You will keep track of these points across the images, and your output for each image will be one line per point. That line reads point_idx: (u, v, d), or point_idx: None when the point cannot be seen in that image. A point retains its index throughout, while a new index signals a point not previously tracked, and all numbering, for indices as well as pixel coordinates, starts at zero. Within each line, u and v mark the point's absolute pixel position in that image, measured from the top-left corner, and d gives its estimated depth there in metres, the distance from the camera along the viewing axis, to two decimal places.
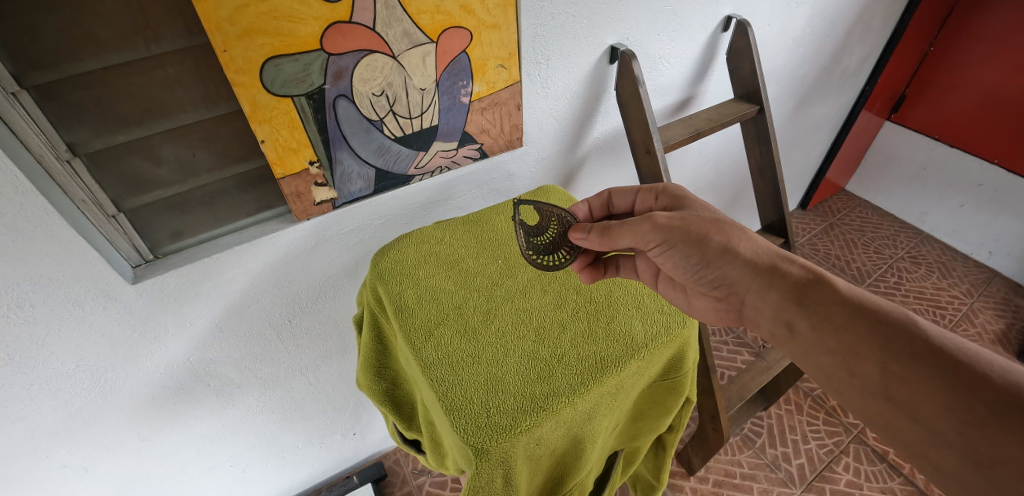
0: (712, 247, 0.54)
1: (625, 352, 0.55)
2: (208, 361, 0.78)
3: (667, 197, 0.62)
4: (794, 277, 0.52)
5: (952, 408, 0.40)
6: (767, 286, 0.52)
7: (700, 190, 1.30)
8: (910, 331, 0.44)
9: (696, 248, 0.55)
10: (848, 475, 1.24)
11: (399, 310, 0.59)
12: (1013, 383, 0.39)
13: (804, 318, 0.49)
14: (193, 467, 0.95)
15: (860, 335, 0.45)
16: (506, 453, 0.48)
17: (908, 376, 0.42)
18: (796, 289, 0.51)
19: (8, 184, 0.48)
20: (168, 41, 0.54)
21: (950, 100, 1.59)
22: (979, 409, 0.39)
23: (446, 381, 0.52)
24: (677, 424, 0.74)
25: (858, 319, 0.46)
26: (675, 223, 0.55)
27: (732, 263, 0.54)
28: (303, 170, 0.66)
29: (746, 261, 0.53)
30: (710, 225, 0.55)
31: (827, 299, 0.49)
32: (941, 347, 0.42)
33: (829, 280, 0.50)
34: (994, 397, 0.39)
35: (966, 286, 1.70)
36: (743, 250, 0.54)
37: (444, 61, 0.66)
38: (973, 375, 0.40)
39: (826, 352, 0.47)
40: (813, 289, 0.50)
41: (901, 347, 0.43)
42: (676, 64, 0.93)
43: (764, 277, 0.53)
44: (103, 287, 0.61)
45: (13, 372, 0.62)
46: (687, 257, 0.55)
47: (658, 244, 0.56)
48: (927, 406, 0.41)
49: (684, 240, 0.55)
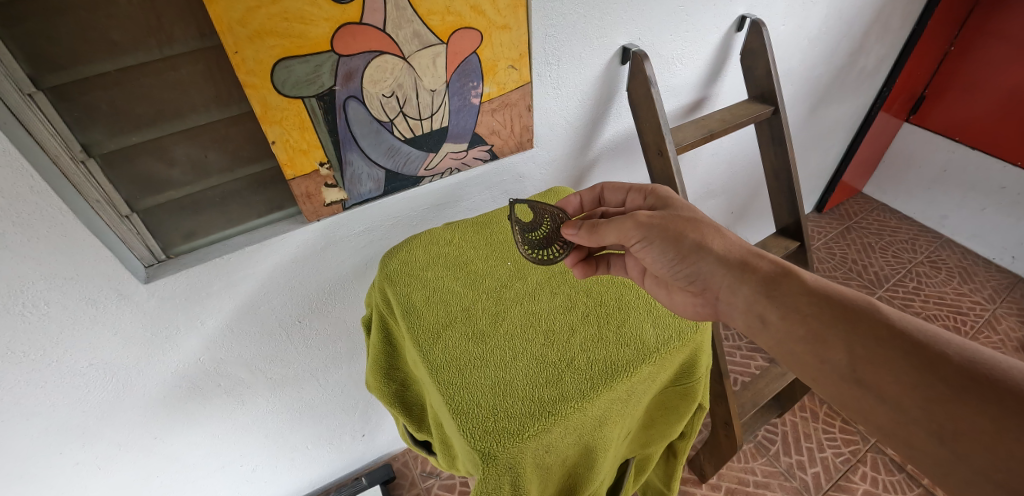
0: (687, 243, 0.53)
1: (635, 357, 0.54)
2: (218, 361, 0.79)
3: (655, 199, 0.61)
4: (763, 270, 0.51)
5: (914, 385, 0.40)
6: (736, 280, 0.51)
7: (714, 193, 1.28)
8: (872, 315, 0.44)
9: (672, 243, 0.54)
10: (865, 485, 1.21)
11: (407, 312, 0.59)
12: (969, 360, 0.40)
13: (774, 310, 0.48)
14: (204, 466, 0.95)
15: (828, 322, 0.45)
16: (514, 459, 0.47)
17: (871, 357, 0.42)
18: (766, 282, 0.50)
19: (25, 184, 0.49)
20: (181, 43, 0.54)
21: (971, 100, 1.55)
22: (938, 385, 0.39)
23: (454, 384, 0.51)
24: (690, 431, 0.73)
25: (826, 308, 0.46)
26: (655, 221, 0.55)
27: (706, 259, 0.53)
28: (313, 171, 0.66)
29: (723, 257, 0.52)
30: (687, 222, 0.54)
31: (795, 290, 0.48)
32: (902, 328, 0.43)
33: (796, 273, 0.50)
34: (953, 374, 0.39)
35: (988, 292, 1.65)
36: (717, 247, 0.53)
37: (454, 62, 0.66)
38: (932, 353, 0.41)
39: (796, 341, 0.47)
40: (782, 282, 0.49)
41: (864, 331, 0.44)
42: (689, 64, 0.92)
43: (736, 271, 0.51)
44: (115, 287, 0.62)
45: (28, 370, 0.63)
46: (664, 252, 0.54)
47: (637, 239, 0.55)
48: (892, 385, 0.41)
49: (662, 236, 0.54)
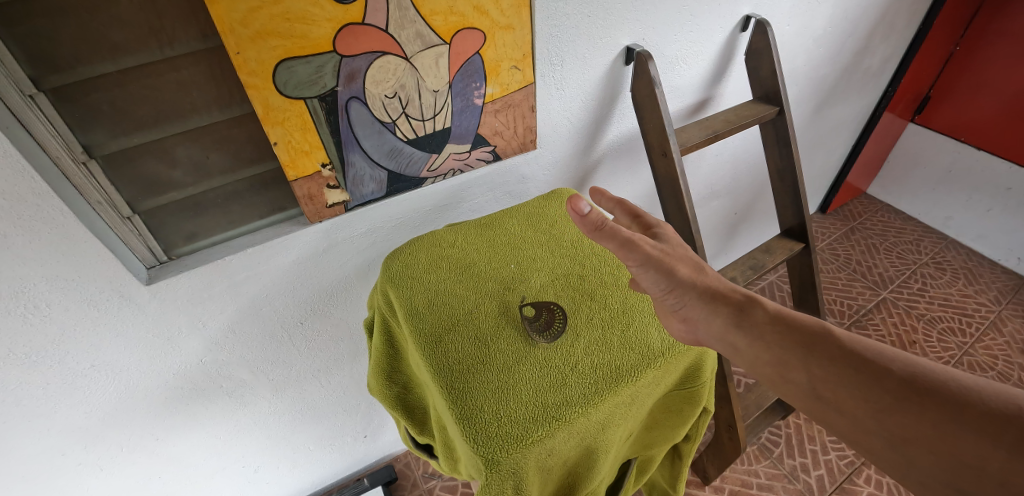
0: (674, 277, 0.51)
1: (640, 361, 0.53)
2: (220, 362, 0.78)
3: (640, 225, 0.56)
4: (733, 299, 0.51)
5: (868, 399, 0.43)
6: (709, 310, 0.51)
7: (718, 193, 1.28)
8: (827, 338, 0.47)
9: (664, 273, 0.50)
10: (870, 488, 1.20)
11: (410, 314, 0.58)
12: (909, 372, 0.43)
13: (742, 338, 0.49)
14: (206, 467, 0.95)
15: (789, 347, 0.47)
16: (518, 464, 0.47)
17: (828, 376, 0.45)
18: (735, 312, 0.50)
19: (26, 186, 0.49)
20: (183, 43, 0.54)
21: (977, 101, 1.54)
22: (887, 397, 0.42)
23: (456, 388, 0.51)
24: (694, 434, 0.72)
25: (786, 334, 0.48)
26: (652, 250, 0.50)
27: (692, 291, 0.51)
28: (315, 172, 0.66)
29: (706, 287, 0.52)
30: (674, 255, 0.52)
31: (761, 318, 0.50)
32: (852, 348, 0.45)
33: (760, 301, 0.51)
34: (899, 386, 0.42)
35: (994, 294, 1.64)
36: (693, 277, 0.52)
37: (456, 63, 0.66)
38: (879, 368, 0.44)
39: (764, 366, 0.48)
40: (749, 311, 0.50)
41: (821, 353, 0.46)
42: (694, 64, 0.91)
43: (709, 301, 0.51)
44: (117, 288, 0.61)
45: (30, 372, 0.63)
46: (657, 282, 0.51)
47: (632, 264, 0.51)
48: (849, 400, 0.43)
49: (658, 265, 0.50)
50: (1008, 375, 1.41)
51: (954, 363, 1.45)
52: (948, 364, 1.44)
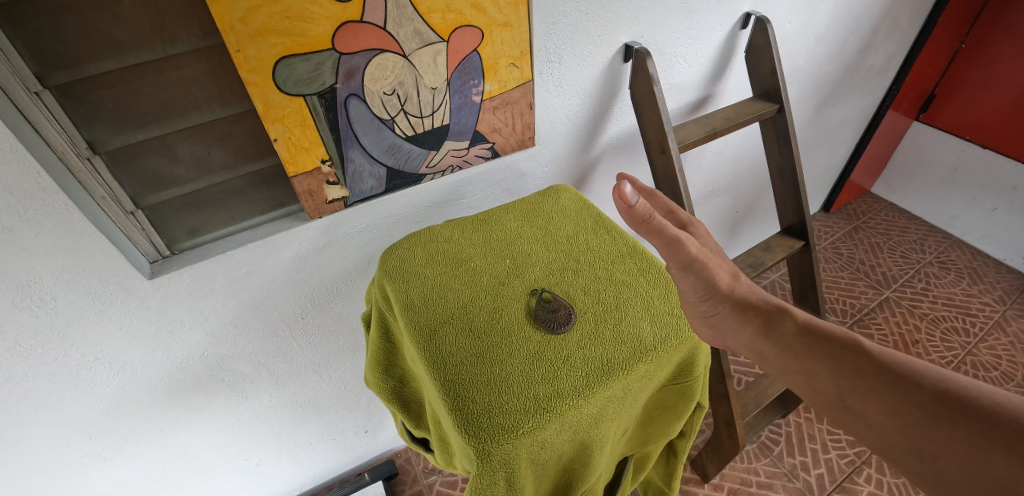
0: (709, 282, 0.53)
1: (632, 355, 0.53)
2: (222, 355, 0.80)
3: (674, 221, 0.58)
4: (762, 308, 0.53)
5: (894, 413, 0.41)
6: (740, 319, 0.52)
7: (718, 191, 1.27)
8: (855, 349, 0.46)
9: (705, 279, 0.53)
10: (870, 487, 1.19)
11: (406, 307, 0.59)
12: (943, 387, 0.41)
13: (771, 347, 0.50)
14: (209, 460, 0.96)
15: (815, 356, 0.47)
16: (509, 455, 0.47)
17: (853, 386, 0.44)
18: (764, 323, 0.52)
19: (32, 181, 0.50)
20: (184, 41, 0.55)
21: (982, 99, 1.53)
22: (915, 412, 0.40)
23: (449, 380, 0.51)
24: (689, 429, 0.73)
25: (813, 343, 0.48)
26: (699, 252, 0.53)
27: (726, 300, 0.53)
28: (315, 168, 0.66)
29: (739, 297, 0.54)
30: (712, 259, 0.55)
31: (788, 329, 0.50)
32: (881, 360, 0.44)
33: (790, 311, 0.52)
34: (929, 401, 0.40)
35: (999, 294, 1.63)
36: (727, 286, 0.54)
37: (454, 60, 0.66)
38: (908, 382, 0.42)
39: (789, 375, 0.49)
40: (778, 321, 0.51)
41: (848, 363, 0.45)
42: (694, 62, 0.92)
43: (739, 311, 0.53)
44: (121, 282, 0.62)
45: (36, 363, 0.64)
46: (695, 286, 0.54)
47: (675, 264, 0.53)
48: (877, 413, 0.42)
49: (698, 269, 0.53)
50: (1012, 375, 1.41)
51: (958, 363, 1.44)
52: (951, 363, 1.44)
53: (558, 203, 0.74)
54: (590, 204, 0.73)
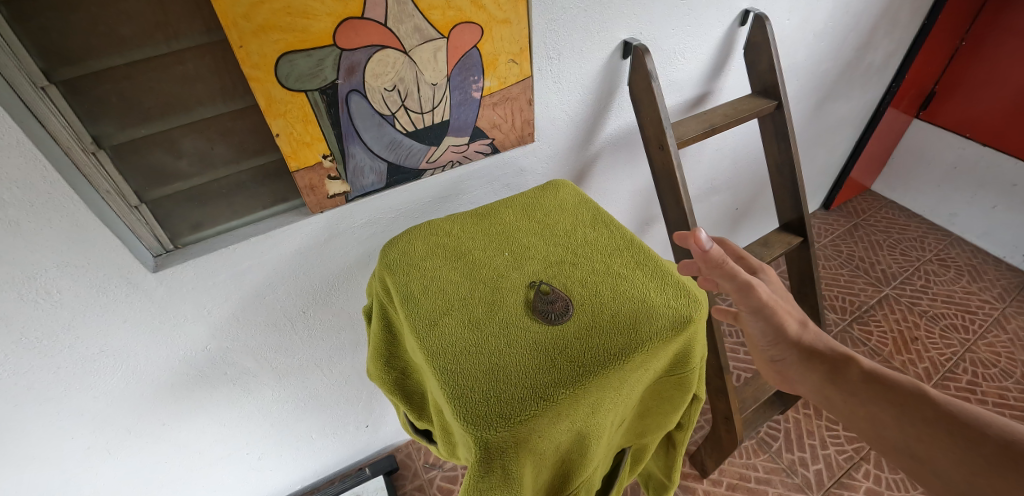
0: (777, 327, 0.58)
1: (628, 345, 0.54)
2: (225, 349, 0.81)
3: (744, 266, 0.64)
4: (829, 355, 0.57)
5: (960, 461, 0.43)
6: (806, 364, 0.57)
7: (718, 188, 1.28)
8: (920, 398, 0.48)
9: (773, 325, 0.59)
10: (868, 483, 1.20)
11: (407, 299, 0.60)
12: (1009, 438, 0.42)
13: (835, 391, 0.54)
14: (211, 453, 0.97)
15: (878, 403, 0.50)
16: (507, 442, 0.48)
17: (915, 433, 0.47)
18: (830, 369, 0.55)
19: (38, 174, 0.51)
20: (188, 37, 0.55)
21: (982, 97, 1.53)
22: (982, 461, 0.42)
23: (449, 370, 0.52)
24: (687, 422, 0.74)
25: (878, 392, 0.51)
26: (770, 300, 0.58)
27: (794, 346, 0.58)
28: (316, 163, 0.67)
29: (806, 343, 0.58)
30: (783, 305, 0.60)
31: (853, 375, 0.54)
32: (947, 409, 0.46)
33: (856, 359, 0.55)
34: (995, 452, 0.42)
35: (998, 291, 1.63)
36: (794, 333, 0.58)
37: (454, 56, 0.67)
38: (974, 432, 0.44)
39: (853, 420, 0.52)
40: (842, 368, 0.55)
41: (914, 412, 0.48)
42: (693, 59, 0.92)
43: (805, 357, 0.57)
44: (125, 276, 0.63)
45: (41, 355, 0.65)
46: (765, 331, 0.59)
47: (745, 308, 0.58)
48: (942, 460, 0.45)
49: (767, 315, 0.58)
50: (1010, 372, 1.41)
51: (957, 360, 1.44)
52: (950, 360, 1.44)
53: (557, 198, 0.74)
54: (589, 199, 0.74)
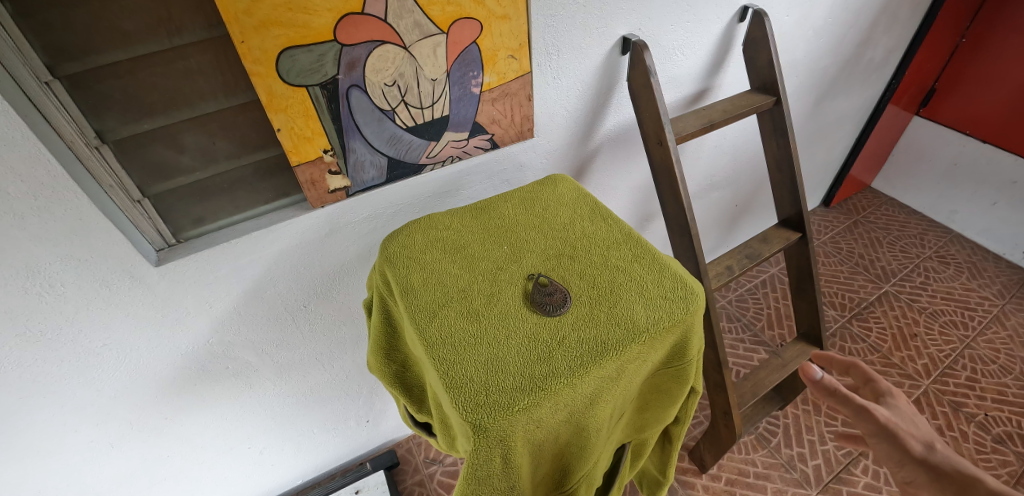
0: (899, 449, 0.60)
1: (625, 336, 0.55)
2: (226, 343, 0.81)
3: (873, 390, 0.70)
4: (957, 475, 0.56)
5: None
6: (934, 486, 0.57)
7: (717, 184, 1.28)
8: None
9: (896, 445, 0.60)
10: (867, 478, 1.21)
11: (406, 291, 0.60)
12: None
13: None
14: (213, 447, 0.98)
15: None
16: (505, 431, 0.49)
17: None
18: (956, 487, 0.55)
19: (43, 169, 0.51)
20: (190, 32, 0.56)
21: (982, 94, 1.53)
22: None
23: (447, 361, 0.53)
24: (684, 415, 0.74)
25: None
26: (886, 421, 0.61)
27: (920, 468, 0.58)
28: (317, 158, 0.68)
29: (933, 464, 0.58)
30: (907, 429, 0.62)
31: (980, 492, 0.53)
32: None
33: (984, 478, 0.54)
34: None
35: (998, 288, 1.63)
36: (917, 452, 0.59)
37: (454, 52, 0.67)
38: None
39: None
40: (968, 485, 0.55)
41: None
42: (692, 55, 0.93)
43: (927, 474, 0.58)
44: (128, 269, 0.64)
45: (45, 348, 0.66)
46: (891, 453, 0.61)
47: (869, 431, 0.63)
48: None
49: (884, 435, 0.61)
50: (1010, 369, 1.41)
51: (956, 356, 1.45)
52: (949, 357, 1.45)
53: (557, 192, 0.75)
54: (588, 194, 0.74)
